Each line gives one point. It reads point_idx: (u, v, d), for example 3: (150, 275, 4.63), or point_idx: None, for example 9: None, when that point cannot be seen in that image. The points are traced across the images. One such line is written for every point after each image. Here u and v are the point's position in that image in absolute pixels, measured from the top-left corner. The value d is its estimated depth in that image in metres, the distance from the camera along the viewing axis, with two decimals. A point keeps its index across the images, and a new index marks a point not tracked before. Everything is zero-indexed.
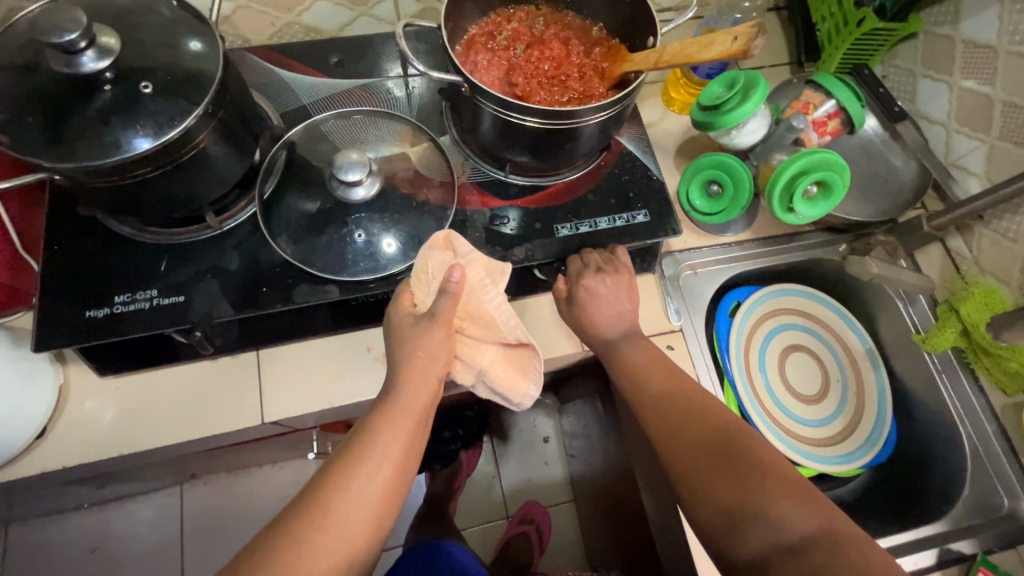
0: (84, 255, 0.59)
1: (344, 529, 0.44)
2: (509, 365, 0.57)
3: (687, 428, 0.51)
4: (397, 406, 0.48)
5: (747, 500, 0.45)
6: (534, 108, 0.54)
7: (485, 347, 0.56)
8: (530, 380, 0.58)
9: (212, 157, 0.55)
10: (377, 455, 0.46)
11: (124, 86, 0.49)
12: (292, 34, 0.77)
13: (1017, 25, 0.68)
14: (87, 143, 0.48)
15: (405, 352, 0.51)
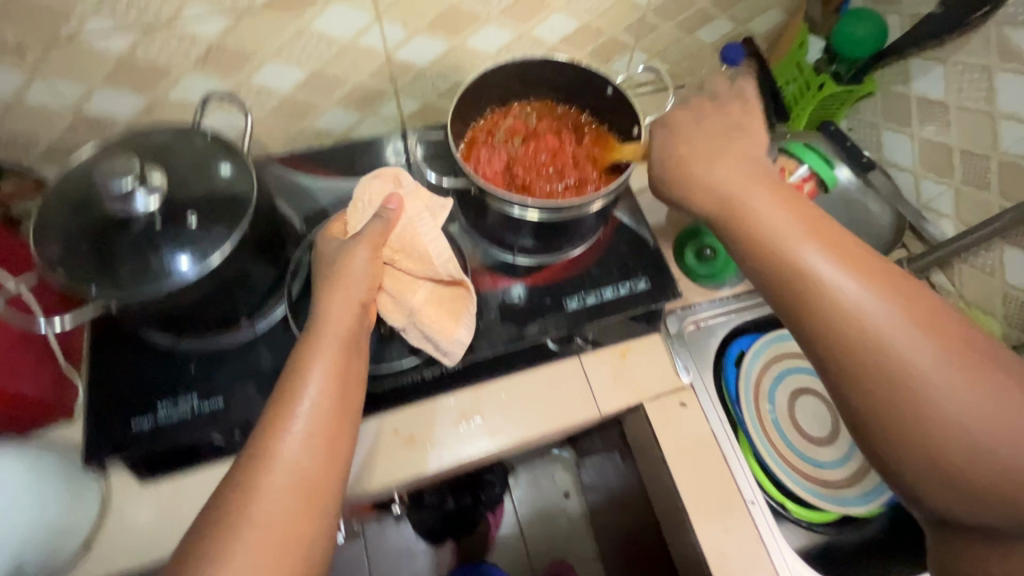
0: (128, 367, 0.63)
1: (276, 485, 0.45)
2: (441, 308, 0.64)
3: (878, 361, 0.43)
4: (328, 337, 0.54)
5: (896, 329, 0.43)
6: (537, 203, 0.59)
7: (415, 283, 0.64)
8: (462, 324, 0.64)
9: (247, 270, 0.60)
10: (318, 373, 0.51)
11: (169, 220, 0.54)
12: (304, 139, 0.83)
13: (962, 83, 0.75)
14: (140, 277, 0.53)
15: (347, 312, 0.56)
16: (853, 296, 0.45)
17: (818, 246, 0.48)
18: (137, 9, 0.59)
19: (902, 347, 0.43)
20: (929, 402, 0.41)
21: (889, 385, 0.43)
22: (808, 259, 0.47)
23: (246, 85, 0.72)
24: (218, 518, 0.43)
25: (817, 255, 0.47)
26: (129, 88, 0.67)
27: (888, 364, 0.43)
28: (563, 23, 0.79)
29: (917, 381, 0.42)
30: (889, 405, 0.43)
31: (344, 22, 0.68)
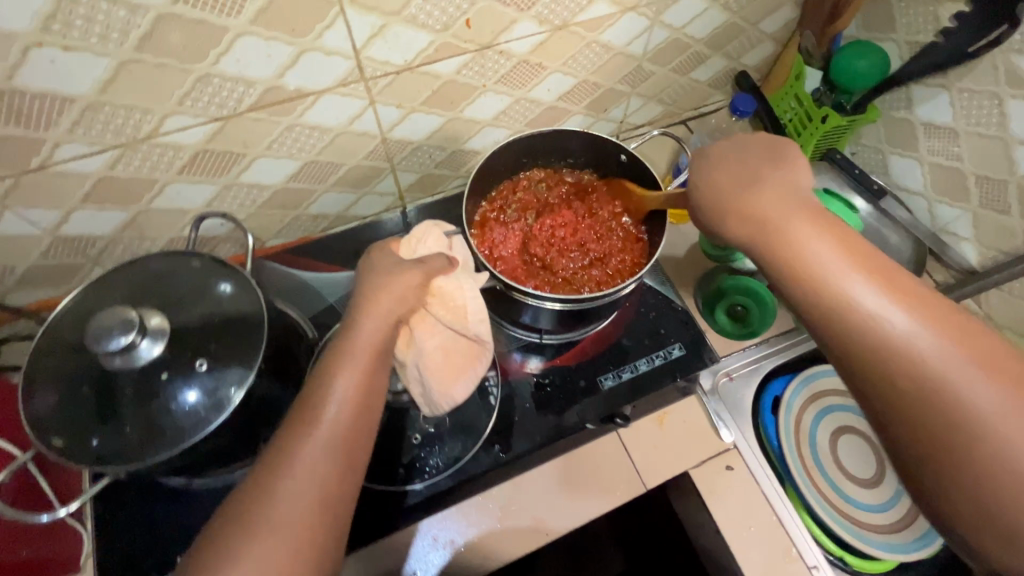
0: (148, 515, 0.61)
1: (294, 495, 0.44)
2: (448, 361, 0.59)
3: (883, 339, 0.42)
4: (358, 343, 0.49)
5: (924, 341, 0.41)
6: (561, 298, 0.57)
7: (440, 323, 0.57)
8: (460, 383, 0.60)
9: (266, 397, 0.55)
10: (342, 374, 0.48)
11: (176, 368, 0.49)
12: (300, 224, 0.78)
13: (970, 110, 0.73)
14: (152, 436, 0.48)
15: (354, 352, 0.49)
16: (872, 301, 0.43)
17: (844, 256, 0.45)
18: (112, 129, 0.54)
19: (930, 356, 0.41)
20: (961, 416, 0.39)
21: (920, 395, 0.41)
22: (826, 265, 0.45)
23: (235, 184, 0.67)
24: (240, 529, 0.42)
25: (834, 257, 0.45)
26: (109, 205, 0.62)
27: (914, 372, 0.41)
28: (560, 82, 0.76)
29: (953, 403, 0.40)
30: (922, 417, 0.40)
31: (335, 111, 0.64)
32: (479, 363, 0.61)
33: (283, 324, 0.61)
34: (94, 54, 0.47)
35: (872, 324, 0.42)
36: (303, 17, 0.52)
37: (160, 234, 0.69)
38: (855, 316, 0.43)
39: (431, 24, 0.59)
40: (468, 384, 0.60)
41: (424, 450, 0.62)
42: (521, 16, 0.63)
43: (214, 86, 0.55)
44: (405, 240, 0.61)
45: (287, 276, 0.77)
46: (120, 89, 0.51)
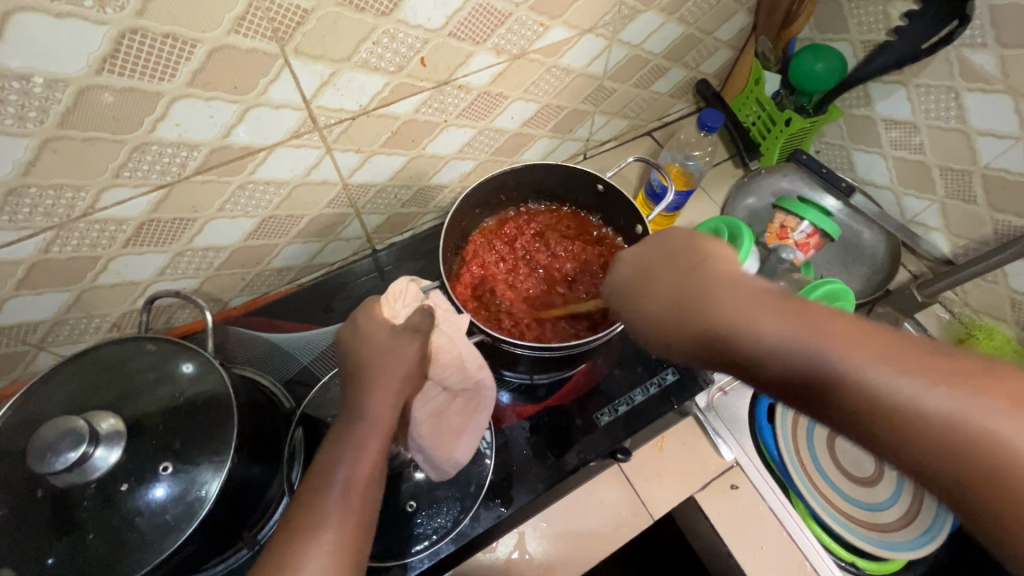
0: None
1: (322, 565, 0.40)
2: (440, 425, 0.57)
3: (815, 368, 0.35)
4: (361, 398, 0.49)
5: (945, 404, 0.31)
6: (549, 346, 0.55)
7: (433, 388, 0.58)
8: (462, 444, 0.57)
9: (243, 484, 0.51)
10: (353, 447, 0.46)
11: (139, 473, 0.44)
12: (264, 279, 0.74)
13: (928, 104, 0.74)
14: (117, 554, 0.43)
15: (363, 419, 0.47)
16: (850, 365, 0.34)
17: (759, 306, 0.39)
18: (42, 211, 0.49)
19: (944, 410, 0.31)
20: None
21: (971, 474, 0.31)
22: (766, 332, 0.38)
23: (188, 249, 0.62)
24: None
25: (779, 326, 0.37)
26: (48, 289, 0.56)
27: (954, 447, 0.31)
28: (524, 108, 0.74)
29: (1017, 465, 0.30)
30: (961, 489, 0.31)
31: (290, 163, 0.60)
32: (478, 415, 0.59)
33: (256, 397, 0.57)
34: (11, 135, 0.43)
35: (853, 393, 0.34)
36: (245, 73, 0.49)
37: (110, 310, 0.64)
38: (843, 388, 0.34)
39: (384, 66, 0.56)
40: (471, 443, 0.58)
41: (421, 515, 0.58)
42: (477, 49, 0.61)
43: (153, 154, 0.50)
44: (384, 296, 0.57)
45: (254, 337, 0.72)
46: (46, 169, 0.46)
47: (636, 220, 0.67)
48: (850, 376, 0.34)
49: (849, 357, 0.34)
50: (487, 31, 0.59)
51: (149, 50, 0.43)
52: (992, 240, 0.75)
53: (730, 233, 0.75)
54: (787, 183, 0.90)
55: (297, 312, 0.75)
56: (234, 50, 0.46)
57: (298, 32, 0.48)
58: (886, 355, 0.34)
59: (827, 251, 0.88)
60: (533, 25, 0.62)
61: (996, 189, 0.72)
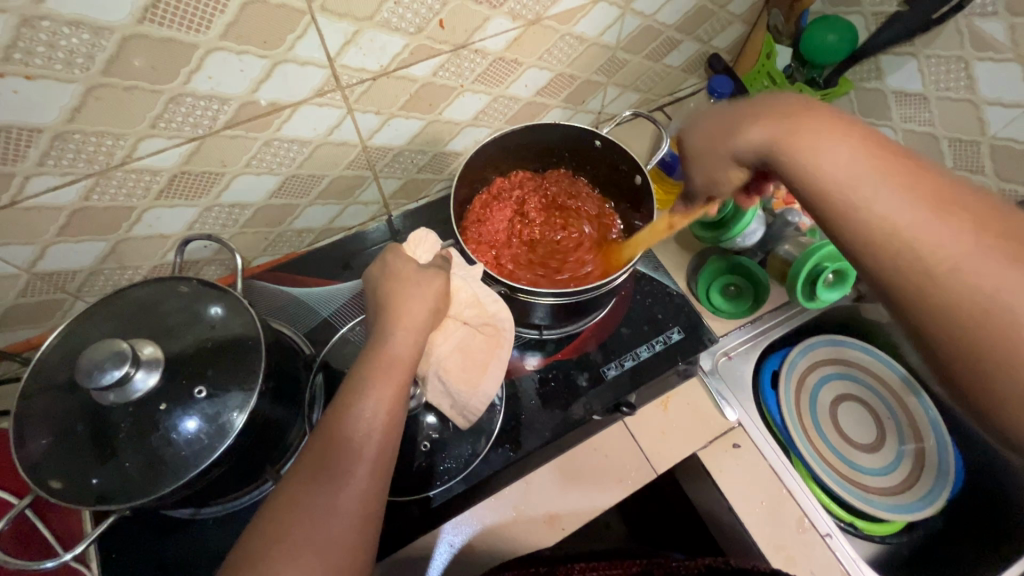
0: (151, 549, 0.58)
1: (333, 523, 0.42)
2: (468, 357, 0.61)
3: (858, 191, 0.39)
4: (386, 355, 0.50)
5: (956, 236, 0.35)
6: (546, 291, 0.58)
7: (457, 325, 0.61)
8: (486, 378, 0.61)
9: (272, 418, 0.55)
10: (380, 387, 0.47)
11: (175, 397, 0.48)
12: (285, 240, 0.77)
13: (939, 75, 0.75)
14: (155, 468, 0.47)
15: (385, 360, 0.49)
16: (873, 187, 0.38)
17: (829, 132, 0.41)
18: (84, 157, 0.52)
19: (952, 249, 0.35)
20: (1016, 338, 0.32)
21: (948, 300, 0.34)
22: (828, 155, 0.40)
23: (215, 205, 0.65)
24: (272, 525, 0.42)
25: (854, 166, 0.39)
26: (86, 237, 0.60)
27: (984, 302, 0.33)
28: (537, 76, 0.76)
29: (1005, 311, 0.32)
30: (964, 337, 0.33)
31: (314, 122, 0.62)
32: (500, 349, 0.62)
33: (279, 341, 0.60)
34: (59, 81, 0.46)
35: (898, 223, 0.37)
36: (274, 28, 0.51)
37: (142, 262, 0.67)
38: (892, 224, 0.37)
39: (405, 26, 0.58)
40: (495, 377, 0.61)
41: (435, 457, 0.62)
42: (493, 13, 0.63)
43: (187, 106, 0.53)
44: (406, 243, 0.62)
45: (276, 293, 0.76)
46: (90, 116, 0.49)
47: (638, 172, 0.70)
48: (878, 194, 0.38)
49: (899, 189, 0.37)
50: None
51: (187, 0, 0.45)
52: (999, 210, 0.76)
53: None
54: None
55: (316, 271, 0.79)
56: (264, 4, 0.49)
57: None
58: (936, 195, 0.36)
59: None
60: None
61: (1005, 159, 0.72)
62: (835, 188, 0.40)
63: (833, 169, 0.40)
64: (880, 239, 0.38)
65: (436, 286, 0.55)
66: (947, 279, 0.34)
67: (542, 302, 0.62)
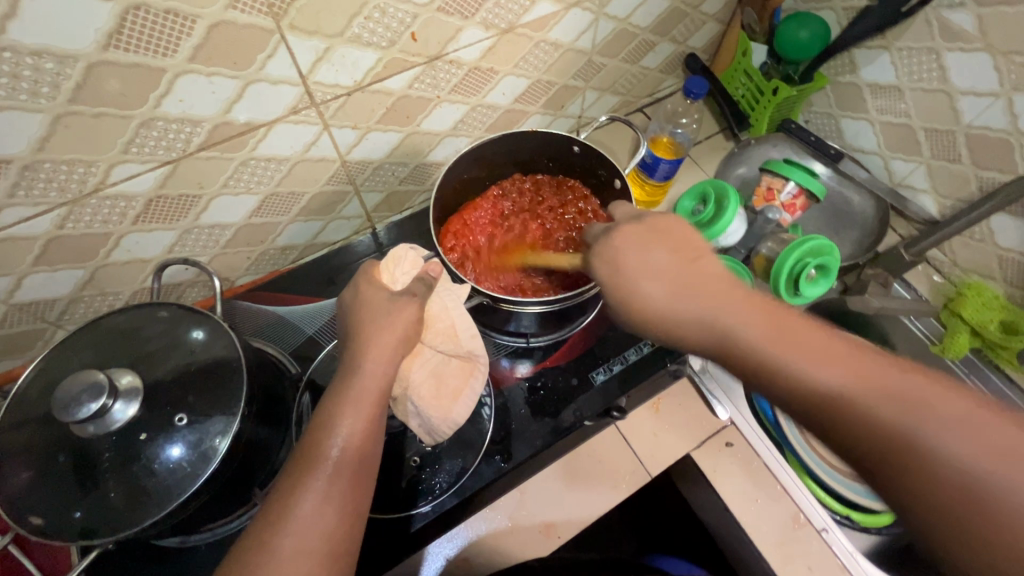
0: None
1: (309, 545, 0.43)
2: (441, 385, 0.59)
3: (744, 343, 0.43)
4: (360, 381, 0.50)
5: (822, 375, 0.39)
6: (531, 300, 0.58)
7: (433, 353, 0.59)
8: (458, 404, 0.59)
9: (258, 441, 0.54)
10: (353, 410, 0.48)
11: (156, 426, 0.47)
12: (268, 258, 0.76)
13: (911, 67, 0.76)
14: (139, 500, 0.46)
15: (360, 380, 0.50)
16: (837, 395, 0.38)
17: (704, 289, 0.46)
18: (56, 186, 0.52)
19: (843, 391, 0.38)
20: (918, 457, 0.35)
21: (831, 428, 0.39)
22: (709, 311, 0.45)
23: (195, 227, 0.65)
24: (253, 550, 0.42)
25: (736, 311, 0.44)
26: (63, 266, 0.59)
27: (884, 437, 0.36)
28: (514, 84, 0.76)
29: (902, 441, 0.36)
30: (884, 464, 0.36)
31: (290, 140, 0.62)
32: (474, 379, 0.61)
33: (263, 362, 0.60)
34: (26, 111, 0.45)
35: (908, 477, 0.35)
36: (244, 49, 0.51)
37: (123, 287, 0.67)
38: (799, 384, 0.40)
39: (377, 41, 0.58)
40: (467, 404, 0.60)
41: (426, 472, 0.61)
42: (466, 23, 0.63)
43: (159, 129, 0.53)
44: (383, 263, 0.60)
45: (261, 312, 0.75)
46: (59, 144, 0.49)
47: (618, 175, 0.70)
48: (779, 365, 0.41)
49: (762, 335, 0.43)
50: (475, 5, 0.61)
51: (153, 26, 0.45)
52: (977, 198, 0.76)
53: (717, 196, 0.77)
54: (777, 153, 0.91)
55: (301, 288, 0.78)
56: (232, 25, 0.48)
57: (293, 8, 0.50)
58: (797, 341, 0.41)
59: (816, 217, 0.90)
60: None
61: (980, 147, 0.73)
62: (736, 340, 0.44)
63: (723, 320, 0.45)
64: (774, 374, 0.41)
65: (418, 300, 0.55)
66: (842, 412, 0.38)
67: (527, 310, 0.61)
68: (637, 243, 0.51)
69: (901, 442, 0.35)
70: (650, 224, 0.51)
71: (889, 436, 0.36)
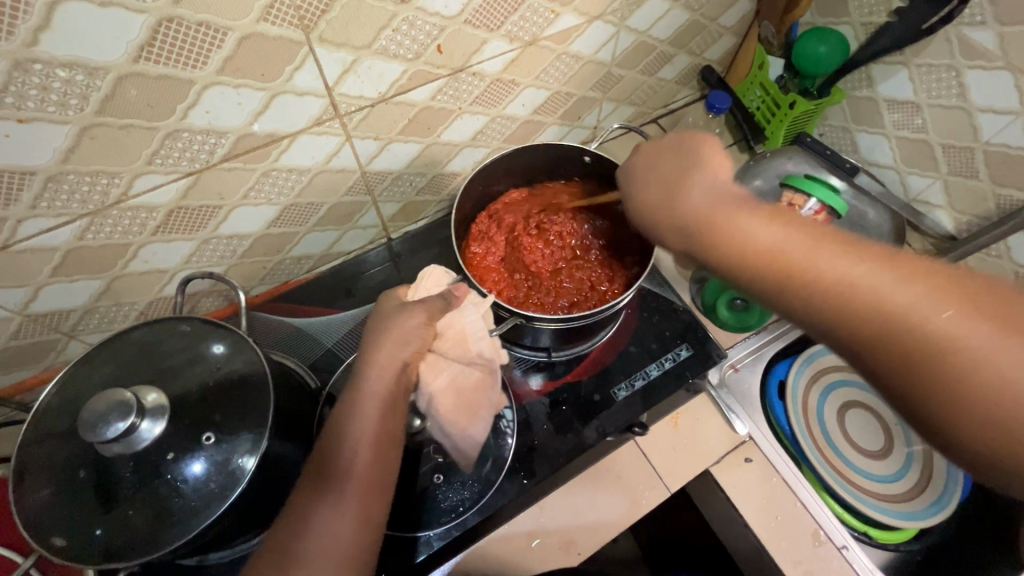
0: None
1: (322, 561, 0.45)
2: (459, 397, 0.57)
3: (750, 252, 0.44)
4: (370, 388, 0.51)
5: (825, 255, 0.41)
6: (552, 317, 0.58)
7: (448, 362, 0.57)
8: (477, 419, 0.57)
9: (281, 457, 0.53)
10: (358, 425, 0.49)
11: (182, 444, 0.46)
12: (284, 268, 0.76)
13: (930, 84, 0.76)
14: (163, 521, 0.45)
15: (362, 396, 0.50)
16: (836, 269, 0.40)
17: (719, 203, 0.49)
18: (78, 198, 0.51)
19: (832, 270, 0.40)
20: (900, 323, 0.37)
21: (834, 315, 0.40)
22: (727, 218, 0.47)
23: (213, 237, 0.64)
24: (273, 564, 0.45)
25: (748, 217, 0.46)
26: (81, 277, 0.58)
27: (868, 307, 0.38)
28: (534, 95, 0.76)
29: (889, 307, 0.37)
30: (870, 333, 0.38)
31: (312, 151, 0.61)
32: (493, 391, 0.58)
33: (284, 375, 0.59)
34: (53, 123, 0.44)
35: (882, 303, 0.37)
36: (272, 60, 0.50)
37: (139, 298, 0.66)
38: (802, 267, 0.41)
39: (403, 53, 0.57)
40: (485, 420, 0.58)
41: (447, 488, 0.61)
42: (491, 36, 0.62)
43: (184, 141, 0.52)
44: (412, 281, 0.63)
45: (277, 323, 0.74)
46: (84, 156, 0.48)
47: None
48: (783, 253, 0.43)
49: (766, 227, 0.45)
50: (501, 18, 0.61)
51: (183, 37, 0.44)
52: (995, 214, 0.76)
53: None
54: (793, 166, 0.88)
55: (317, 298, 0.78)
56: (263, 38, 0.48)
57: (323, 20, 0.50)
58: (802, 231, 0.43)
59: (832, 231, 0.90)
60: (545, 11, 0.64)
61: (998, 164, 0.73)
62: (750, 238, 0.45)
63: (740, 228, 0.46)
64: (777, 258, 0.43)
65: None
66: (840, 295, 0.39)
67: (548, 325, 0.62)
68: (652, 167, 0.56)
69: (881, 308, 0.38)
70: (662, 148, 0.57)
71: (879, 309, 0.38)
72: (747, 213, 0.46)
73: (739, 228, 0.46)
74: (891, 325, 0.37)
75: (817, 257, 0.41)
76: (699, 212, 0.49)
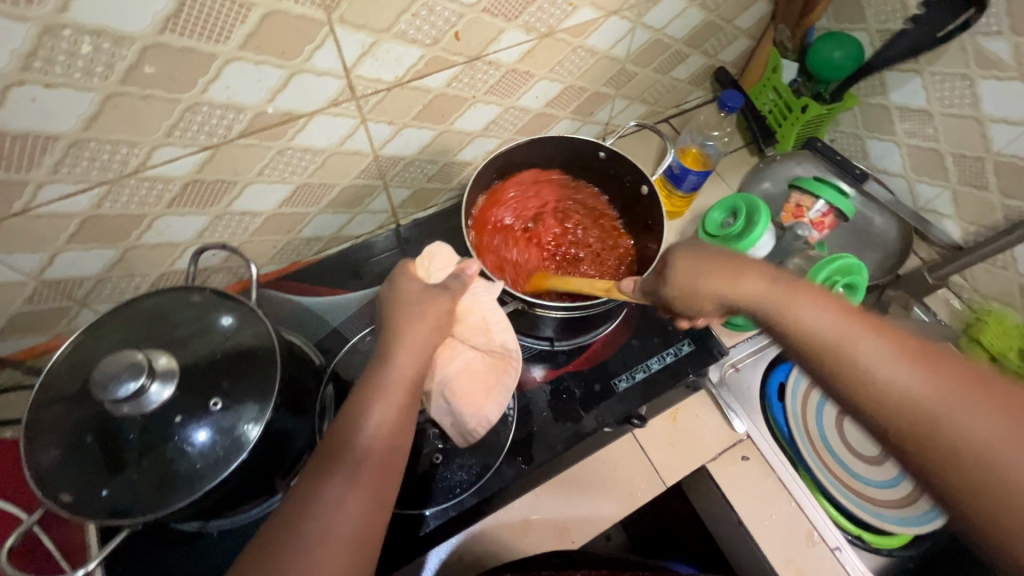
0: (152, 564, 0.58)
1: (331, 538, 0.43)
2: (475, 379, 0.60)
3: (840, 374, 0.43)
4: (392, 379, 0.50)
5: (921, 390, 0.40)
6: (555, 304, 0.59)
7: (463, 347, 0.60)
8: (492, 400, 0.60)
9: (284, 430, 0.54)
10: (380, 403, 0.48)
11: (190, 408, 0.47)
12: (293, 248, 0.77)
13: (943, 92, 0.76)
14: (168, 483, 0.46)
15: (384, 374, 0.50)
16: (937, 410, 0.39)
17: (797, 296, 0.47)
18: (98, 165, 0.52)
19: (935, 411, 0.39)
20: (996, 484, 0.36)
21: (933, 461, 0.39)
22: (810, 319, 0.45)
23: (226, 213, 0.65)
24: (277, 538, 0.43)
25: (825, 319, 0.45)
26: (96, 245, 0.59)
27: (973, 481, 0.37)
28: (548, 88, 0.77)
29: (995, 483, 0.37)
30: (969, 492, 0.37)
31: (327, 132, 0.62)
32: (507, 376, 0.61)
33: (290, 350, 0.60)
34: (78, 89, 0.46)
35: (983, 470, 0.37)
36: (293, 39, 0.51)
37: (151, 270, 0.67)
38: (901, 409, 0.40)
39: (421, 38, 0.58)
40: (500, 401, 0.61)
41: (445, 469, 0.61)
42: (508, 26, 0.63)
43: (203, 115, 0.53)
44: (418, 261, 0.60)
45: (284, 301, 0.75)
46: (106, 125, 0.49)
47: (645, 182, 0.71)
48: (862, 359, 0.42)
49: (856, 351, 0.43)
50: (519, 9, 0.62)
51: (207, 11, 0.45)
52: (1003, 225, 0.76)
53: (748, 212, 0.78)
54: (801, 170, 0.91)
55: (324, 279, 0.79)
56: (285, 16, 0.49)
57: (345, 2, 0.51)
58: (882, 340, 0.43)
59: (839, 236, 0.90)
60: (562, 4, 0.64)
61: (1007, 174, 0.73)
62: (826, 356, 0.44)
63: (819, 327, 0.45)
64: (863, 385, 0.42)
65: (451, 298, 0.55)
66: (934, 436, 0.39)
67: (552, 313, 0.62)
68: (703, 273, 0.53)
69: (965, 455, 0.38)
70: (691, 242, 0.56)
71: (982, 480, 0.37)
72: (829, 320, 0.45)
73: (821, 334, 0.44)
74: (972, 467, 0.37)
75: (858, 346, 0.43)
76: (776, 305, 0.47)
